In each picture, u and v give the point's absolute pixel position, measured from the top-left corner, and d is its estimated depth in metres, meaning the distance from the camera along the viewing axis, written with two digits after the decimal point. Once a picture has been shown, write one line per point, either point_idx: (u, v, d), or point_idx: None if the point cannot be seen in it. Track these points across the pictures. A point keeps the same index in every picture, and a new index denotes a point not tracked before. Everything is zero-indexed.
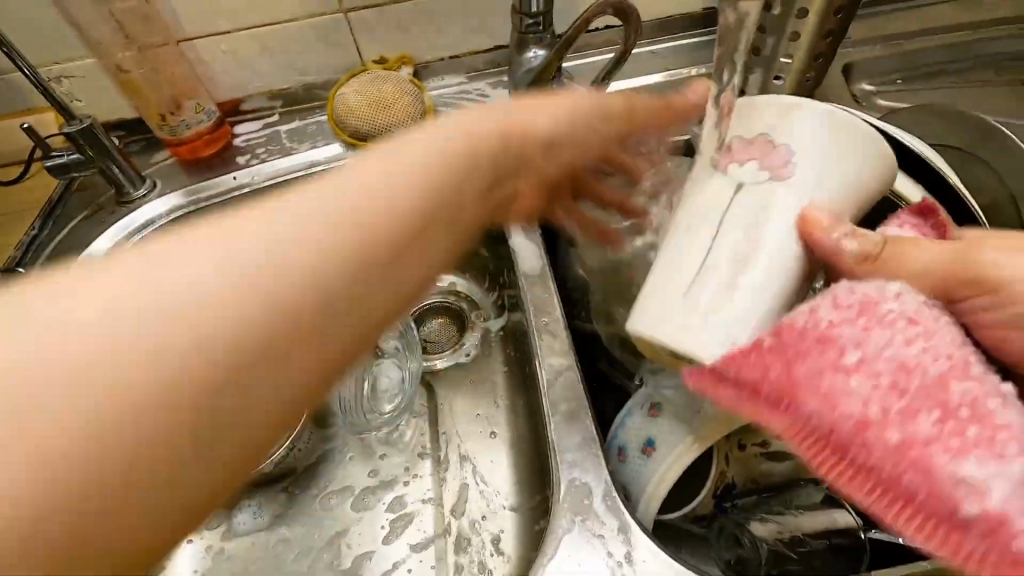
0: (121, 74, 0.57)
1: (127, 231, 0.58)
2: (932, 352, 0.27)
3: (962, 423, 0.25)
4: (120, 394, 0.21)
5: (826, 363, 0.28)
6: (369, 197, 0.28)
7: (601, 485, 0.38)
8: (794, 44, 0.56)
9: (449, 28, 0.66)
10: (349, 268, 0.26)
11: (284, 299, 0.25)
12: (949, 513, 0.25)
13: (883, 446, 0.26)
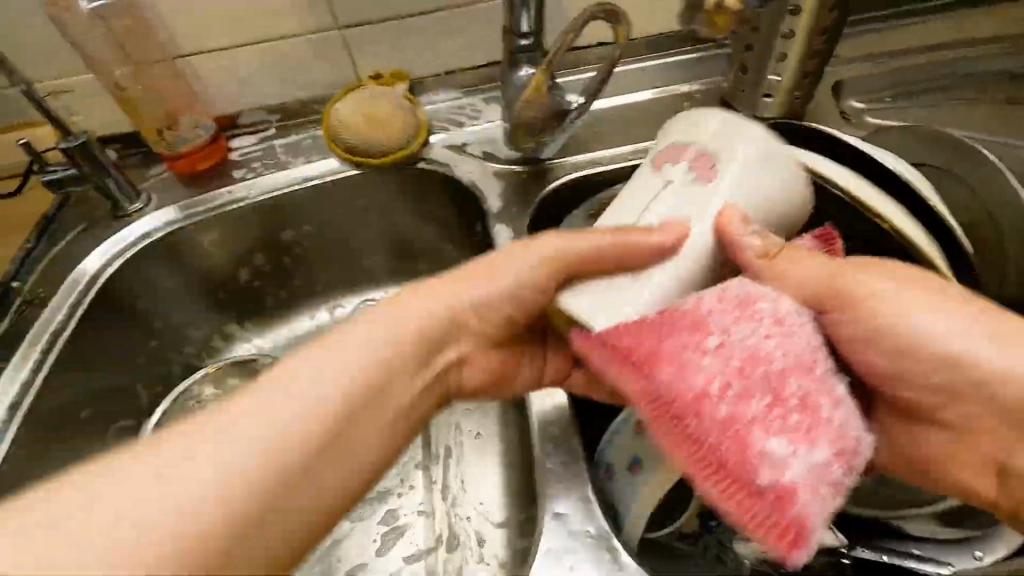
0: (119, 91, 0.58)
1: (119, 246, 0.58)
2: (782, 348, 0.32)
3: (787, 411, 0.30)
4: (195, 538, 0.25)
5: (682, 345, 0.32)
6: (309, 420, 0.30)
7: (582, 503, 0.39)
8: (782, 63, 0.56)
9: (442, 44, 0.66)
10: (288, 467, 0.29)
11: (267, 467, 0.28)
12: (751, 482, 0.30)
13: (713, 420, 0.31)
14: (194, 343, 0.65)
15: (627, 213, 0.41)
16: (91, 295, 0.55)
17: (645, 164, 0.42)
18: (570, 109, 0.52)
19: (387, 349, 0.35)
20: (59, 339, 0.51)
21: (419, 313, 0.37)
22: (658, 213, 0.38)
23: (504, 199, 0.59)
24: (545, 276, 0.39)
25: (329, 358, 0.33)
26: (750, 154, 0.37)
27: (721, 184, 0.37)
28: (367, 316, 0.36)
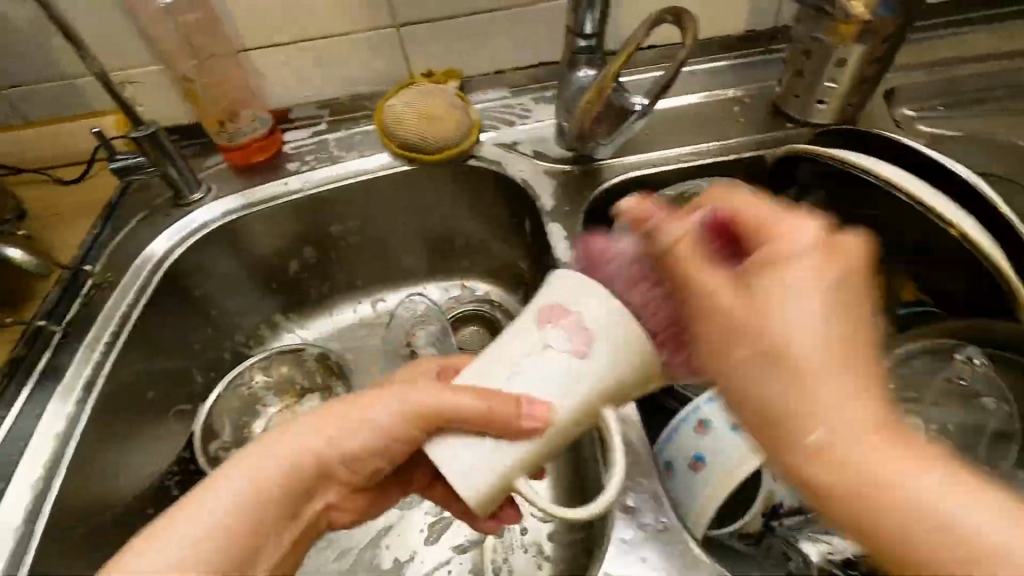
0: (186, 83, 0.60)
1: (183, 234, 0.59)
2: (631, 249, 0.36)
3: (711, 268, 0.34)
4: None
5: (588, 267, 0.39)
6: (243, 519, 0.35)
7: (650, 502, 0.40)
8: (840, 70, 0.56)
9: (494, 44, 0.67)
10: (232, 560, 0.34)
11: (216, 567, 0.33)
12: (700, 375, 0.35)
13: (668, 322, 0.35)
14: (244, 331, 0.66)
15: (501, 362, 0.35)
16: (157, 279, 0.56)
17: (533, 302, 0.35)
18: (633, 111, 0.52)
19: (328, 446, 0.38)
20: (130, 320, 0.53)
21: (351, 423, 0.39)
22: (529, 378, 0.34)
23: (557, 198, 0.60)
24: (411, 427, 0.37)
25: (319, 427, 0.38)
26: (605, 319, 0.33)
27: (590, 364, 0.33)
28: (325, 409, 0.39)
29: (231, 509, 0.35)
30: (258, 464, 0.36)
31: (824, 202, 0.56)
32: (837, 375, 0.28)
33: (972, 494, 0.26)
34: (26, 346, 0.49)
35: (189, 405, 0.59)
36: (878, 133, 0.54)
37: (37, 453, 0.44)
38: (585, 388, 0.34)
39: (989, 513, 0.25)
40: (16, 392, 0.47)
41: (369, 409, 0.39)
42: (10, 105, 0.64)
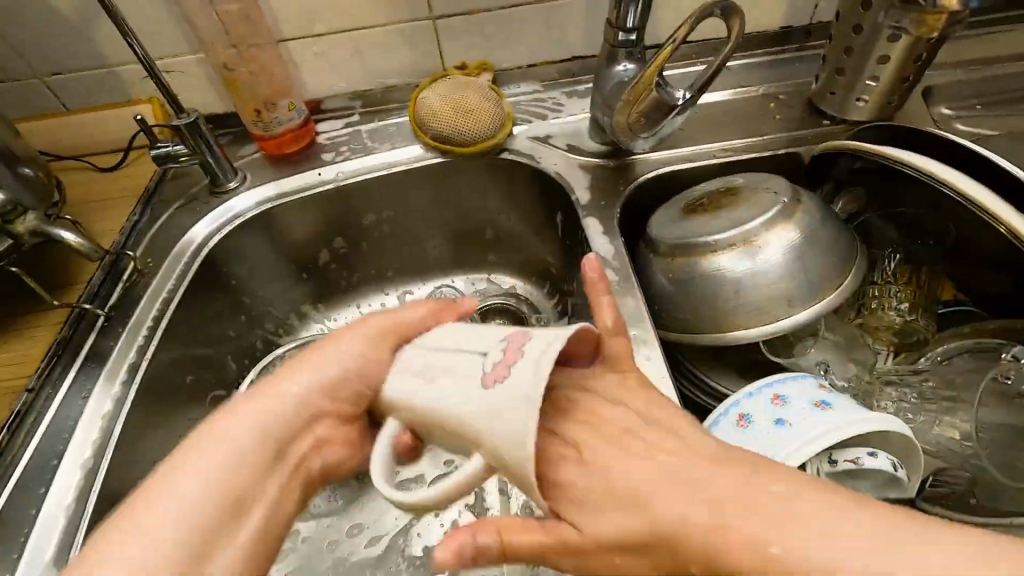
0: (226, 72, 0.60)
1: (222, 221, 0.61)
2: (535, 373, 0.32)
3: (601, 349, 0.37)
4: None
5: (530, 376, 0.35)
6: (252, 456, 0.35)
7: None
8: (881, 67, 0.55)
9: (528, 38, 0.67)
10: (234, 496, 0.33)
11: (225, 494, 0.32)
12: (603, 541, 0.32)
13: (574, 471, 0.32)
14: (274, 320, 0.67)
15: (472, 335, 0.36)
16: (196, 264, 0.57)
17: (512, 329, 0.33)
18: (676, 104, 0.53)
19: (315, 386, 0.39)
20: (172, 303, 0.53)
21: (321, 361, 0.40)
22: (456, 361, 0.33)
23: (592, 191, 0.60)
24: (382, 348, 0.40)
25: (301, 372, 0.39)
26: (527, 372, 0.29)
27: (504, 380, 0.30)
28: (292, 361, 0.41)
29: (230, 451, 0.34)
30: (248, 414, 0.36)
31: (862, 198, 0.56)
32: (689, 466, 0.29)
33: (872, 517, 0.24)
34: (71, 327, 0.50)
35: (223, 391, 0.60)
36: (926, 130, 0.54)
37: (85, 434, 0.45)
38: (470, 410, 0.30)
39: (929, 540, 0.23)
40: (63, 373, 0.48)
41: (333, 345, 0.41)
42: (49, 92, 0.65)
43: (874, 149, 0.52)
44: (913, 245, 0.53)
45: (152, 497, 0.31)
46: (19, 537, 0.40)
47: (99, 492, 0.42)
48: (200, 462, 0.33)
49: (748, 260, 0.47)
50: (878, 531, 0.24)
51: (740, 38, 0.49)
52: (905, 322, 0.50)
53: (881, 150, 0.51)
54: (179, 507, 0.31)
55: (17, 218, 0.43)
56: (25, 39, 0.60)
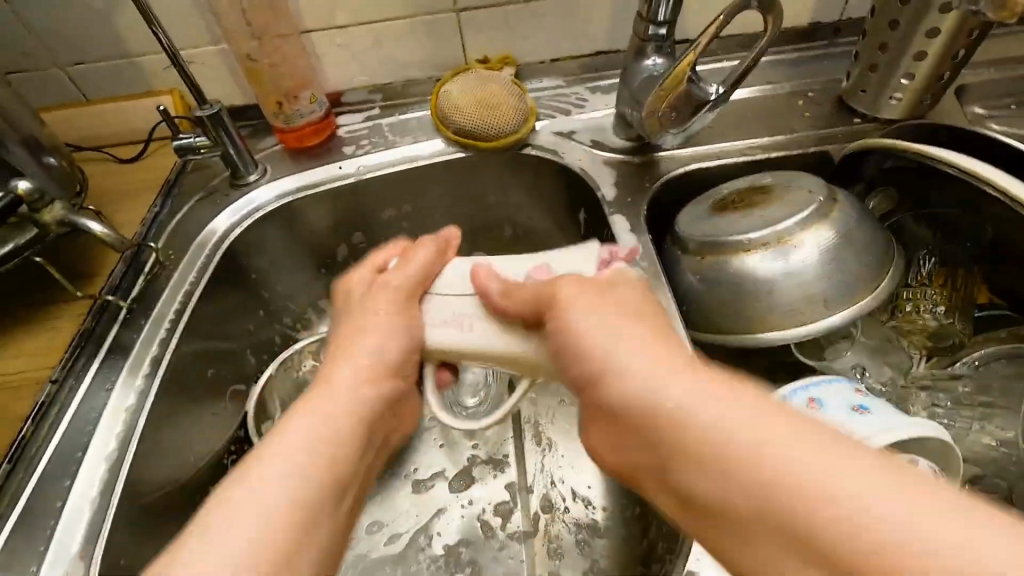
0: (248, 62, 0.60)
1: (244, 213, 0.60)
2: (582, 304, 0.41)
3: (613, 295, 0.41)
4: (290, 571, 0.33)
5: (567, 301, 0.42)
6: (329, 428, 0.39)
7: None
8: (917, 63, 0.54)
9: (553, 32, 0.67)
10: (326, 468, 0.37)
11: (325, 459, 0.37)
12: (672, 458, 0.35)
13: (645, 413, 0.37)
14: (292, 314, 0.66)
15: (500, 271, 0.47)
16: (218, 257, 0.57)
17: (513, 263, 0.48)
18: (708, 100, 0.52)
19: (368, 360, 0.44)
20: (194, 296, 0.53)
21: (370, 335, 0.46)
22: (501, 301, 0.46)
23: (618, 188, 0.59)
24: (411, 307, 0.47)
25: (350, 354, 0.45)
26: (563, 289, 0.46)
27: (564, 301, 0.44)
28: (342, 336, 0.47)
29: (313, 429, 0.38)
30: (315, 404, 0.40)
31: (895, 198, 0.55)
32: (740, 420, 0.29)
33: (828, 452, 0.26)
34: (94, 319, 0.49)
35: (242, 386, 0.59)
36: (969, 130, 0.53)
37: (110, 426, 0.44)
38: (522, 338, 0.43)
39: (947, 519, 0.22)
40: (86, 365, 0.47)
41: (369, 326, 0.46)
42: (69, 81, 0.64)
43: (918, 150, 0.50)
44: (947, 246, 0.52)
45: (251, 473, 0.34)
46: (45, 530, 0.39)
47: (123, 486, 0.42)
48: (285, 443, 0.37)
49: (781, 259, 0.45)
50: (838, 468, 0.26)
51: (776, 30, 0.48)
52: (940, 324, 0.50)
53: (925, 149, 0.49)
54: (273, 482, 0.34)
55: (44, 208, 0.43)
56: (46, 28, 0.60)
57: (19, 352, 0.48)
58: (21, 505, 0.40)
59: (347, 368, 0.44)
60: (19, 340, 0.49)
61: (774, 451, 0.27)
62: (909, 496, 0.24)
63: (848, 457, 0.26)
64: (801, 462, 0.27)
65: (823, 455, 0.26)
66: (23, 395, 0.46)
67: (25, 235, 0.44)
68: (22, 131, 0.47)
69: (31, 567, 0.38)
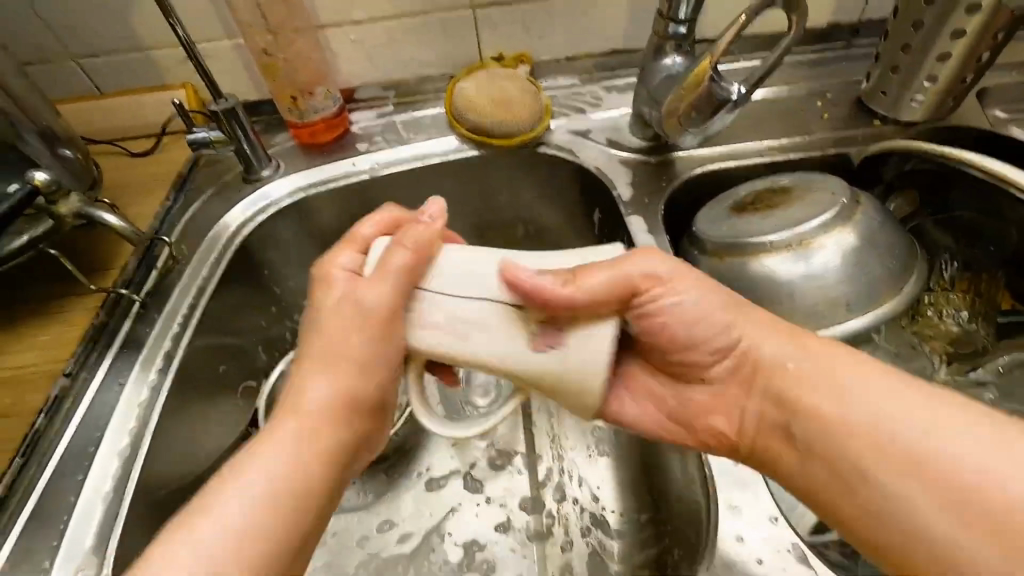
0: (264, 57, 0.59)
1: (258, 207, 0.60)
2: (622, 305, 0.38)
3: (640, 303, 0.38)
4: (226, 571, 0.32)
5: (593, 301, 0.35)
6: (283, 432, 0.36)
7: (757, 504, 0.39)
8: (941, 65, 0.53)
9: (568, 30, 0.66)
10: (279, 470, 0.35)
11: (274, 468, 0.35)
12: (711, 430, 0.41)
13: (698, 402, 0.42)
14: (303, 312, 0.66)
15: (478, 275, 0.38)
16: (230, 252, 0.56)
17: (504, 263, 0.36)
18: (730, 99, 0.51)
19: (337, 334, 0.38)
20: (207, 291, 0.53)
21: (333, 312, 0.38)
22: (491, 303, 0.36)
23: (634, 189, 0.58)
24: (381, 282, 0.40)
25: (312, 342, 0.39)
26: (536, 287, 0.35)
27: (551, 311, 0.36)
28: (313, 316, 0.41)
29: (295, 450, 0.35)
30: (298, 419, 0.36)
31: (917, 201, 0.54)
32: (889, 398, 0.32)
33: (917, 414, 0.31)
34: (107, 312, 0.49)
35: (254, 383, 0.59)
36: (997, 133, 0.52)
37: (123, 421, 0.44)
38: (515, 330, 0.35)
39: (955, 421, 0.30)
40: (99, 358, 0.47)
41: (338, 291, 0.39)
42: (83, 74, 0.64)
43: (951, 155, 0.48)
44: (971, 252, 0.51)
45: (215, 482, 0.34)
46: (58, 524, 0.39)
47: (135, 483, 0.41)
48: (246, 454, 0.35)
49: (802, 262, 0.45)
50: (906, 418, 0.31)
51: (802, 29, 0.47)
52: (964, 329, 0.49)
53: (961, 154, 0.47)
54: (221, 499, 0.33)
55: (61, 199, 0.43)
56: (62, 20, 0.59)
57: (32, 345, 0.48)
58: (34, 499, 0.40)
59: (323, 385, 0.38)
60: (32, 333, 0.48)
61: (936, 444, 0.30)
62: (954, 428, 0.30)
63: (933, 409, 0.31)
64: (918, 432, 0.31)
65: (898, 400, 0.32)
66: (35, 389, 0.45)
67: (41, 227, 0.44)
68: (37, 122, 0.47)
69: (44, 562, 0.37)
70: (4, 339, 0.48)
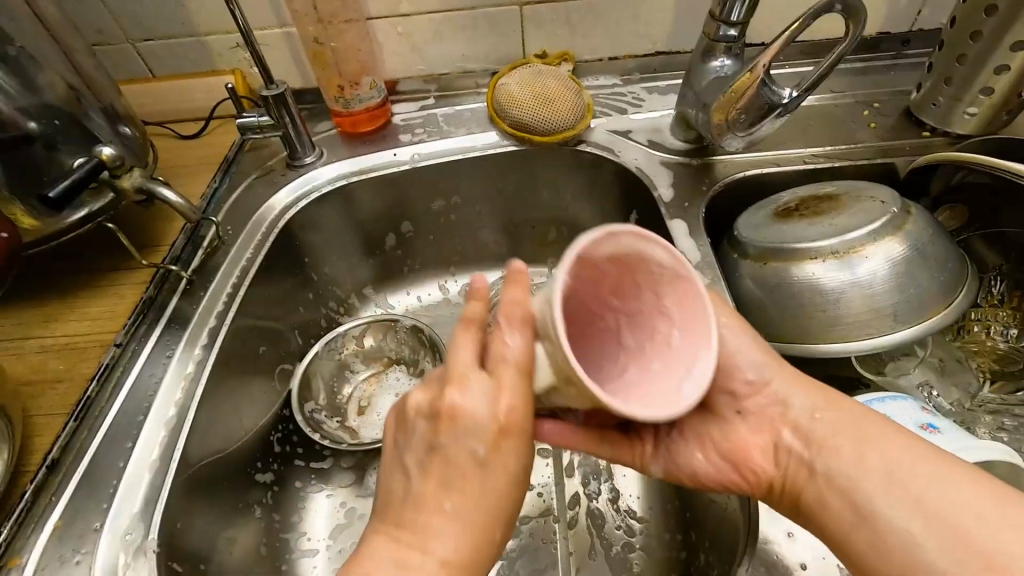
0: (315, 46, 0.60)
1: (302, 192, 0.61)
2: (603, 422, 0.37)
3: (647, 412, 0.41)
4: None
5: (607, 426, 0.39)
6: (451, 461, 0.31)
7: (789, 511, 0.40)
8: (997, 77, 0.52)
9: (614, 30, 0.66)
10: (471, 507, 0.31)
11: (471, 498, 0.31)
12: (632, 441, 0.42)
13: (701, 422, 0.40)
14: (337, 298, 0.67)
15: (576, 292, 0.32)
16: (273, 235, 0.57)
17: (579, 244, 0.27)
18: (781, 104, 0.50)
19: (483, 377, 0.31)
20: (249, 273, 0.54)
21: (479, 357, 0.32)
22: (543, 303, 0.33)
23: (675, 190, 0.58)
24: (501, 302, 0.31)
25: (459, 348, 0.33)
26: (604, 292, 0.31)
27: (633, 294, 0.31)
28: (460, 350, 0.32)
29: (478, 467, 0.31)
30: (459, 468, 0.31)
31: (964, 216, 0.53)
32: (956, 483, 0.30)
33: (989, 496, 0.29)
34: (156, 288, 0.51)
35: (289, 365, 0.60)
36: None
37: (170, 392, 0.45)
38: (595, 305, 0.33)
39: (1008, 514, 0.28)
40: (148, 331, 0.48)
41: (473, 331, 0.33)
42: (138, 57, 0.66)
43: (992, 163, 0.46)
44: (1023, 272, 0.49)
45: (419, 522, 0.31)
46: (106, 489, 0.40)
47: (180, 455, 0.43)
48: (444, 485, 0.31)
49: (848, 273, 0.44)
50: (968, 493, 0.29)
51: (859, 34, 0.47)
52: (1012, 347, 0.48)
53: (1001, 164, 0.46)
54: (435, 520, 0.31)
55: (124, 175, 0.45)
56: (125, 4, 0.61)
57: (85, 316, 0.49)
58: (85, 463, 0.41)
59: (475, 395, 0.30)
60: (84, 304, 0.50)
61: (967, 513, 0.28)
62: (978, 494, 0.29)
63: (972, 490, 0.29)
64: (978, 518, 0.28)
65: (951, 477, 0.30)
66: (86, 357, 0.47)
67: (100, 201, 0.46)
68: (102, 99, 0.48)
69: (93, 524, 0.39)
70: (59, 307, 0.50)
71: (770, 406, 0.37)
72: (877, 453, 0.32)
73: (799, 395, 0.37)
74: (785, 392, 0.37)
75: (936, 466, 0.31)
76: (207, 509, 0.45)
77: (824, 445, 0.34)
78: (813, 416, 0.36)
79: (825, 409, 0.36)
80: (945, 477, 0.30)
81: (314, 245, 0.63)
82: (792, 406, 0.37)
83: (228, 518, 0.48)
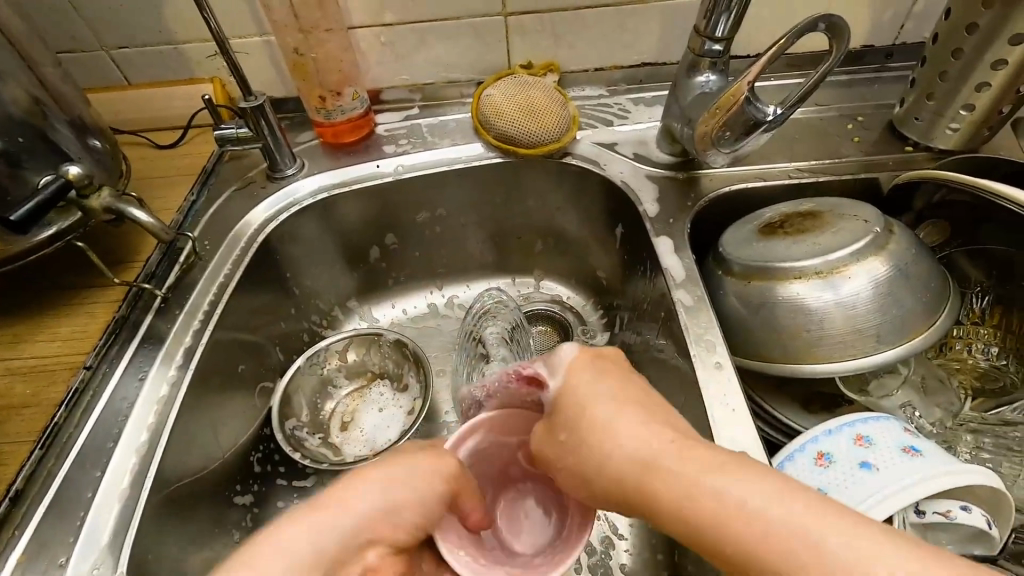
0: (295, 56, 0.59)
1: (282, 205, 0.60)
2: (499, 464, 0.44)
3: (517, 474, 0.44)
4: None
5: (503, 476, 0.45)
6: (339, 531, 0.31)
7: None
8: (979, 94, 0.52)
9: (601, 41, 0.65)
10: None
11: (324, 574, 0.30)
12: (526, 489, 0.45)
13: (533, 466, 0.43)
14: (320, 311, 0.66)
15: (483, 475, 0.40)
16: (252, 250, 0.56)
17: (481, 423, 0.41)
18: (766, 121, 0.50)
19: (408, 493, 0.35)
20: (227, 289, 0.52)
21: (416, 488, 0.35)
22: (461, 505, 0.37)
23: (661, 205, 0.58)
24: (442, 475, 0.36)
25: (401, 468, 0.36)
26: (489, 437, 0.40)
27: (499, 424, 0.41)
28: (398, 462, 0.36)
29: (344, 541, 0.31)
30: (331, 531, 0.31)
31: (946, 232, 0.53)
32: (815, 514, 0.25)
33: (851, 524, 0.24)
34: (129, 307, 0.49)
35: (270, 382, 0.59)
36: None
37: (142, 417, 0.44)
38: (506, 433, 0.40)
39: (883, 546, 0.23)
40: (120, 352, 0.47)
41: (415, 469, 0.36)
42: (113, 64, 0.64)
43: (971, 182, 0.47)
44: (1004, 288, 0.49)
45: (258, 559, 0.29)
46: (74, 521, 0.39)
47: (152, 482, 0.41)
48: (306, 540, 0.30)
49: (831, 294, 0.44)
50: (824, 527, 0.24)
51: (843, 53, 0.47)
52: (992, 366, 0.49)
53: (976, 181, 0.47)
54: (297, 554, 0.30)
55: (93, 194, 0.44)
56: (98, 11, 0.59)
57: (56, 336, 0.48)
58: (51, 493, 0.40)
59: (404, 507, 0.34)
60: (55, 324, 0.49)
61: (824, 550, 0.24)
62: (858, 530, 0.24)
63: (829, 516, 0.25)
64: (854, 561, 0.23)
65: (807, 511, 0.25)
66: (54, 380, 0.45)
67: (70, 219, 0.44)
68: (70, 112, 0.47)
69: (59, 558, 0.37)
70: (28, 327, 0.48)
71: (615, 472, 0.31)
72: (717, 507, 0.27)
73: (626, 439, 0.31)
74: (606, 438, 0.32)
75: (773, 493, 0.26)
76: (181, 536, 0.44)
77: (671, 514, 0.29)
78: (644, 475, 0.30)
79: (659, 462, 0.30)
80: (805, 510, 0.25)
81: (295, 260, 0.62)
82: (628, 460, 0.31)
83: (204, 543, 0.46)
